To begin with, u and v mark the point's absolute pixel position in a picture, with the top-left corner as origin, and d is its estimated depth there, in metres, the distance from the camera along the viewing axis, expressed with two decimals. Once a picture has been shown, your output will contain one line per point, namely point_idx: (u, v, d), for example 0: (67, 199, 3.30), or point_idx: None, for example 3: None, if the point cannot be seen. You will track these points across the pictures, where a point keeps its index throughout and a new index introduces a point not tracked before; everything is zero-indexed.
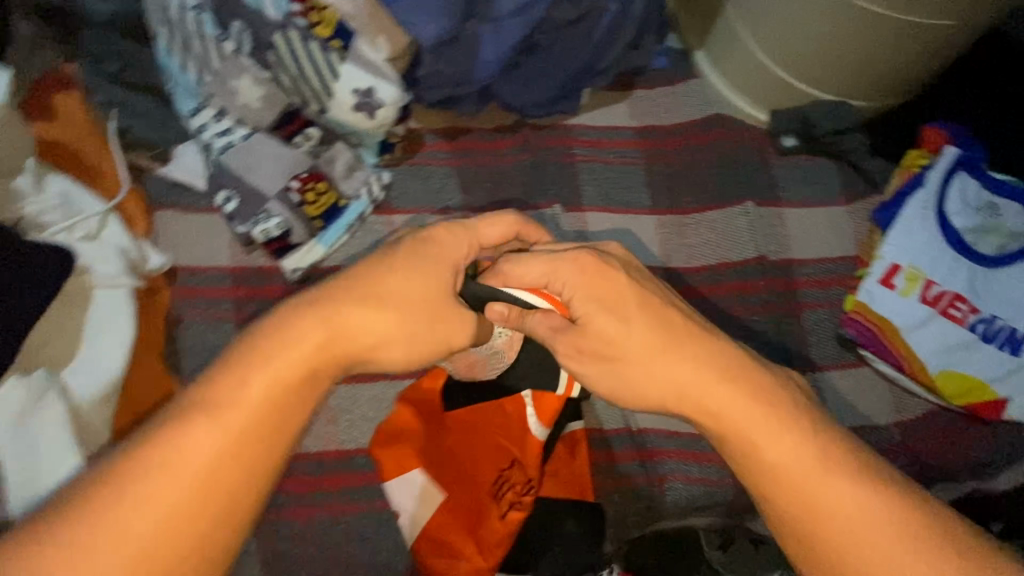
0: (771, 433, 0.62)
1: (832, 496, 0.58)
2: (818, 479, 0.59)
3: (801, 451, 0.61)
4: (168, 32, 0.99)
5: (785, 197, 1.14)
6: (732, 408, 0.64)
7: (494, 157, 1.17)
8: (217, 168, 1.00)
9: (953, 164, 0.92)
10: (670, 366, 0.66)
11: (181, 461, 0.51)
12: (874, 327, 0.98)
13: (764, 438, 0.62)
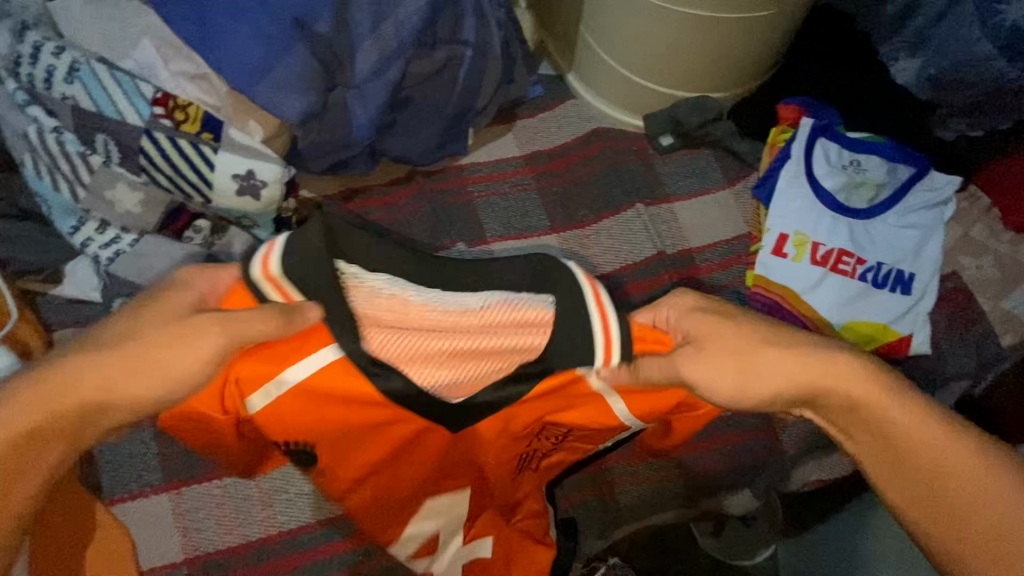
0: (849, 388, 0.58)
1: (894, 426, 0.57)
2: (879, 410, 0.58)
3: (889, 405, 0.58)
4: (32, 158, 0.84)
5: (670, 189, 1.11)
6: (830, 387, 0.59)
7: (391, 211, 1.06)
8: (109, 279, 0.87)
9: (811, 132, 1.05)
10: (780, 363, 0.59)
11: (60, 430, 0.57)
12: (778, 297, 0.99)
13: (847, 392, 0.58)
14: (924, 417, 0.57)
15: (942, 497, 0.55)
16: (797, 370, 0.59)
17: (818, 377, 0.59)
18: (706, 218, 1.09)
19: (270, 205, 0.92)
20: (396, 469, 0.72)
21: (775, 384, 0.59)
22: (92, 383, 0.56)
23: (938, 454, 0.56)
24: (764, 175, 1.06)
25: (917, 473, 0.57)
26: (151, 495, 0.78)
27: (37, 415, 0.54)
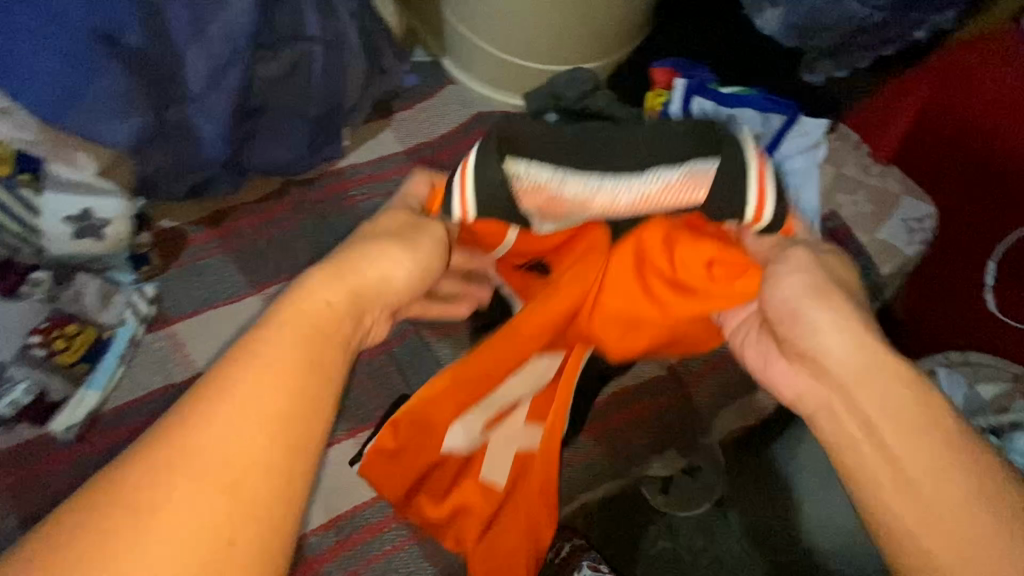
0: (877, 388, 0.53)
1: (904, 441, 0.51)
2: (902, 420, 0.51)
3: (910, 424, 0.51)
4: None
5: None
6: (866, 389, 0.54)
7: (266, 229, 0.98)
8: None
9: (686, 92, 1.05)
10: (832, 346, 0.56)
11: None
12: None
13: (869, 395, 0.53)
14: (926, 414, 0.51)
15: (938, 512, 0.49)
16: (833, 338, 0.56)
17: (855, 343, 0.55)
18: None
19: (118, 243, 0.85)
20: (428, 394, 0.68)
21: (826, 357, 0.56)
22: (246, 442, 0.45)
23: (910, 443, 0.51)
24: None
25: (899, 471, 0.50)
26: None
27: (196, 500, 0.42)
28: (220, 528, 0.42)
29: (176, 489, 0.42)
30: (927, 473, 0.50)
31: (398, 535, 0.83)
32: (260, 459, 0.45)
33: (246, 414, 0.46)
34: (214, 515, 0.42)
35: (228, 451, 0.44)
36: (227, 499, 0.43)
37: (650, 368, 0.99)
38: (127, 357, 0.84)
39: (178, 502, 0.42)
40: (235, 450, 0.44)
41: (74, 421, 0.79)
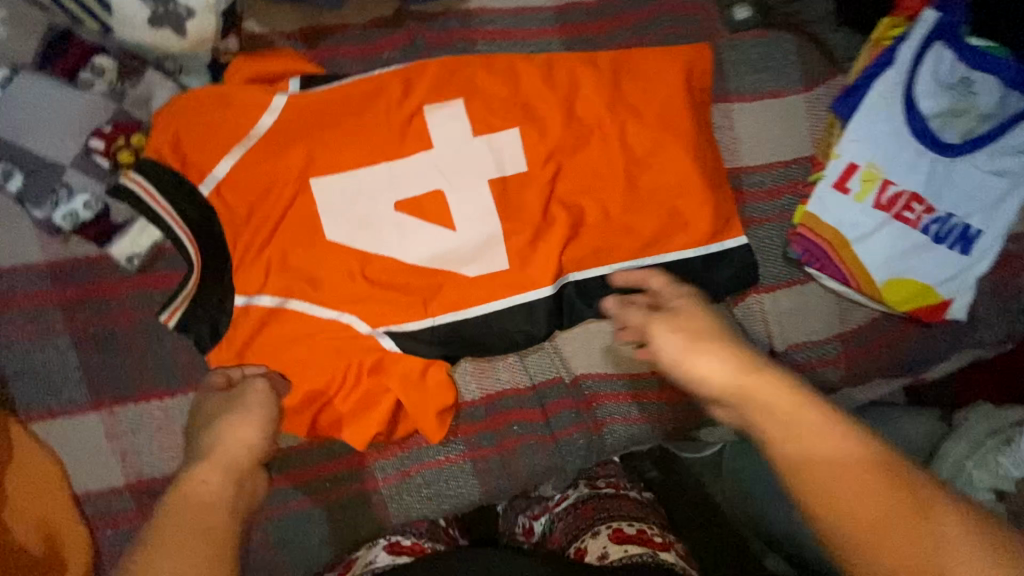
0: (779, 405, 0.50)
1: (829, 444, 0.46)
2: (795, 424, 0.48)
3: (848, 453, 0.45)
4: None
5: (731, 87, 0.86)
6: (797, 413, 0.48)
7: (372, 67, 0.78)
8: None
9: (931, 33, 0.81)
10: (773, 395, 0.50)
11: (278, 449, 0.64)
12: (824, 243, 0.84)
13: (769, 424, 0.50)
14: (833, 421, 0.47)
15: (883, 507, 0.42)
16: (702, 351, 0.55)
17: (790, 437, 0.48)
18: (770, 132, 0.86)
19: (202, 43, 0.67)
20: (565, 171, 0.78)
21: (704, 367, 0.54)
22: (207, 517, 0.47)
23: (816, 433, 0.47)
24: (852, 87, 0.83)
25: (802, 462, 0.46)
26: (79, 414, 0.65)
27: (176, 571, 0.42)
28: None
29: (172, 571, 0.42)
30: (824, 471, 0.45)
31: (450, 449, 0.78)
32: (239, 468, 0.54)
33: (184, 496, 0.49)
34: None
35: (210, 499, 0.50)
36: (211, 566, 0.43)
37: (752, 348, 0.88)
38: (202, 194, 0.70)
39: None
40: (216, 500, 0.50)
41: (141, 251, 0.66)
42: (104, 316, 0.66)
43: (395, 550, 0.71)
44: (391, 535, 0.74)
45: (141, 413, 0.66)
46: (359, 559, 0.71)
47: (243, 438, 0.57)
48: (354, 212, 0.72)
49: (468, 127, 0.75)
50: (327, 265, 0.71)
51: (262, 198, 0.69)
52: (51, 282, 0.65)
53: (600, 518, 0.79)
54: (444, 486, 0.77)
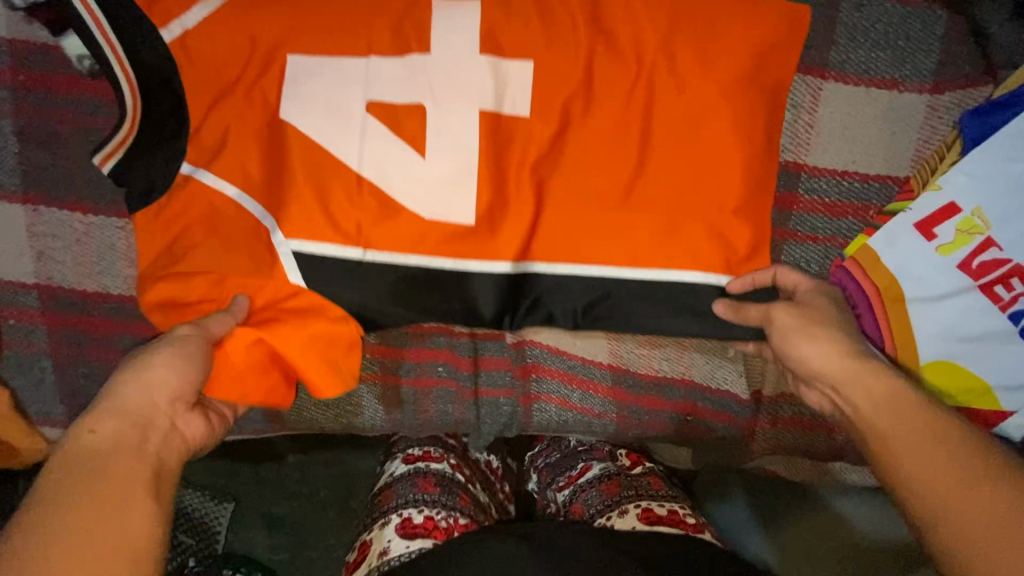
0: (854, 379, 0.54)
1: (919, 421, 0.49)
2: (900, 415, 0.50)
3: (930, 427, 0.48)
4: None
5: (833, 59, 0.65)
6: (876, 394, 0.52)
7: None
8: None
9: None
10: (855, 375, 0.54)
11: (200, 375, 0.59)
12: (871, 289, 0.66)
13: (845, 389, 0.54)
14: (929, 409, 0.50)
15: (955, 475, 0.45)
16: (815, 339, 0.57)
17: (870, 396, 0.53)
18: (859, 132, 0.66)
19: None
20: (574, 130, 0.61)
21: (806, 355, 0.57)
22: (111, 488, 0.45)
23: (907, 414, 0.50)
24: (991, 103, 0.62)
25: (884, 445, 0.50)
26: (4, 202, 0.64)
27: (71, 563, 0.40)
28: (130, 553, 0.43)
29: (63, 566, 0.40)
30: (909, 439, 0.49)
31: (360, 365, 0.73)
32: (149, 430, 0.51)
33: (79, 454, 0.46)
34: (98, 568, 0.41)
35: (127, 467, 0.47)
36: (111, 550, 0.42)
37: (734, 381, 0.75)
38: None
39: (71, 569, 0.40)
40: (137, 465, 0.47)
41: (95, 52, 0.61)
42: (48, 110, 0.63)
43: (407, 530, 0.71)
44: (404, 510, 0.74)
45: (61, 221, 0.64)
46: (374, 542, 0.73)
47: (155, 390, 0.53)
48: (317, 100, 0.60)
49: (475, 40, 0.60)
50: (265, 154, 0.60)
51: (225, 53, 0.60)
52: (6, 58, 0.62)
53: (626, 495, 0.77)
54: (344, 399, 0.74)
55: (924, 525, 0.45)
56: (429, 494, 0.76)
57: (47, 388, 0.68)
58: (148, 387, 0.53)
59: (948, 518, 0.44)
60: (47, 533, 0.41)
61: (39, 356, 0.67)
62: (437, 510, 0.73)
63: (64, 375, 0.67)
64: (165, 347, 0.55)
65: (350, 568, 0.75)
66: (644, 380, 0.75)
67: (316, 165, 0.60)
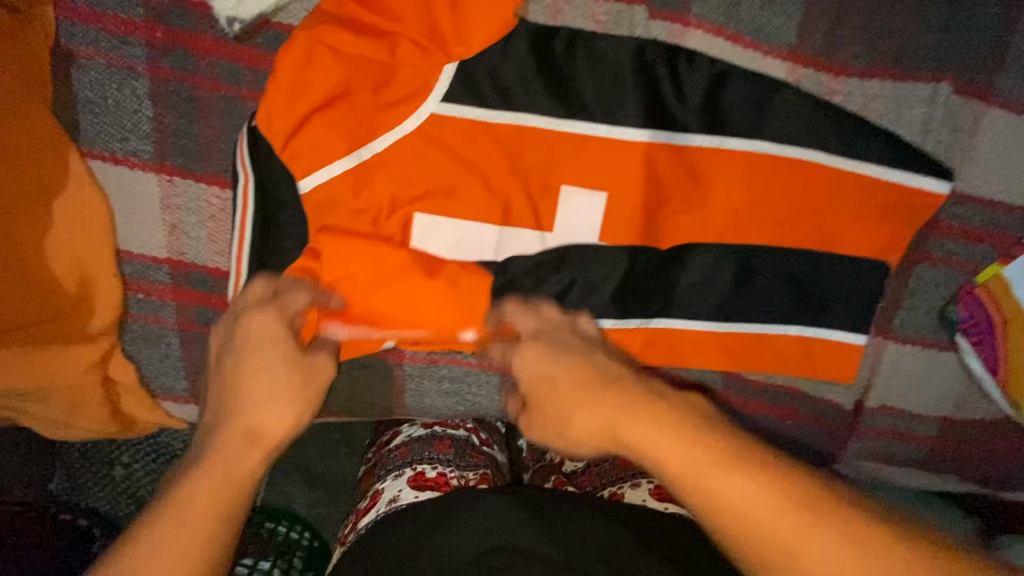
0: (629, 409, 0.48)
1: (699, 458, 0.43)
2: (698, 482, 0.43)
3: (728, 483, 0.42)
4: None
5: (1000, 82, 0.64)
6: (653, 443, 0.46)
7: None
8: None
9: None
10: (646, 429, 0.46)
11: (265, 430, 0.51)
12: (997, 317, 0.68)
13: (623, 423, 0.48)
14: (722, 454, 0.43)
15: (680, 457, 0.44)
16: (585, 400, 0.51)
17: (687, 439, 0.44)
18: (1015, 159, 0.66)
19: None
20: (680, 268, 0.70)
21: (578, 421, 0.51)
22: (192, 537, 0.45)
23: (698, 462, 0.43)
24: None
25: (667, 472, 0.45)
26: (137, 169, 0.60)
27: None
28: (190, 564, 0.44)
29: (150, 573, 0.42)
30: (686, 461, 0.44)
31: (483, 357, 0.73)
32: (246, 498, 0.49)
33: (228, 480, 0.48)
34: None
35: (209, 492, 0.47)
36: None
37: (841, 393, 0.77)
38: None
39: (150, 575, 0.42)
40: (212, 518, 0.46)
41: (244, 18, 0.57)
42: (187, 73, 0.59)
43: (419, 484, 0.67)
44: (418, 464, 0.69)
45: (198, 194, 0.61)
46: (384, 492, 0.68)
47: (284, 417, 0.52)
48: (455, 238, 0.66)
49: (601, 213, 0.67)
50: None
51: (370, 181, 0.62)
52: (143, 11, 0.57)
53: (643, 471, 0.73)
54: (465, 387, 0.74)
55: (719, 533, 0.43)
56: (445, 453, 0.71)
57: (172, 362, 0.66)
58: (285, 437, 0.52)
59: (732, 540, 0.42)
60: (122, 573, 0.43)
61: (165, 327, 0.65)
62: (450, 468, 0.69)
63: (188, 349, 0.65)
64: (260, 320, 0.54)
65: (357, 515, 0.69)
66: (750, 385, 0.79)
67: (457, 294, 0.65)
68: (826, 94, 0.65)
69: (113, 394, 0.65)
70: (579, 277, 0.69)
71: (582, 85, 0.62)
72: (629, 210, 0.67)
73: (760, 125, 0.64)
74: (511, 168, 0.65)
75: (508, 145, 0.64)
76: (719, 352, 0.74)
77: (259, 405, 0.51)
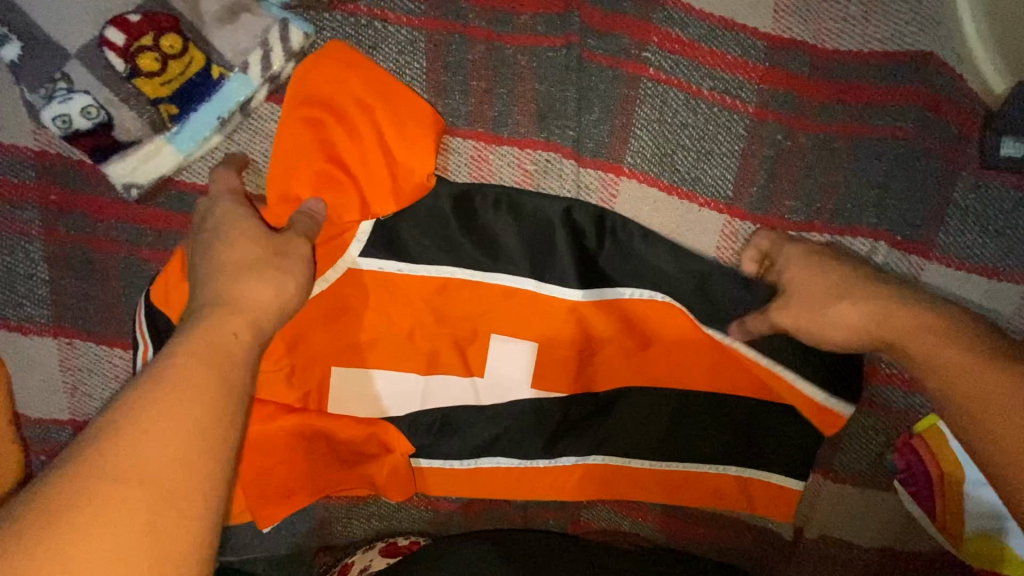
0: (928, 341, 0.48)
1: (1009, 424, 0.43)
2: (994, 404, 0.43)
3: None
4: None
5: (941, 240, 0.62)
6: (931, 349, 0.48)
7: (502, 46, 0.59)
8: None
9: None
10: (915, 330, 0.49)
11: (218, 345, 0.40)
12: (932, 468, 0.67)
13: (908, 340, 0.49)
14: (946, 334, 0.48)
15: (962, 371, 0.46)
16: (823, 271, 0.55)
17: (951, 332, 0.48)
18: None
19: None
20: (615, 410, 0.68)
21: (840, 331, 0.53)
22: (188, 424, 0.35)
23: (931, 349, 0.48)
24: None
25: (947, 380, 0.46)
26: (33, 334, 0.57)
27: (137, 490, 0.32)
28: (182, 479, 0.34)
29: (153, 445, 0.34)
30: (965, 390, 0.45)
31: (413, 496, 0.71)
32: (235, 370, 0.40)
33: (211, 351, 0.39)
34: (180, 475, 0.34)
35: (173, 434, 0.34)
36: (157, 499, 0.33)
37: (778, 523, 0.77)
38: (233, 132, 0.56)
39: (151, 455, 0.33)
40: (210, 394, 0.37)
41: (143, 185, 0.54)
42: (86, 236, 0.56)
43: (392, 554, 0.69)
44: (390, 537, 0.72)
45: (101, 357, 0.58)
46: (355, 563, 0.69)
47: (268, 289, 0.45)
48: (376, 388, 0.63)
49: (530, 361, 0.65)
50: (322, 439, 0.62)
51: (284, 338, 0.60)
52: (37, 174, 0.54)
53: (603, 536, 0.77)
54: (394, 522, 0.73)
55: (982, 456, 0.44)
56: (416, 529, 0.74)
57: None
58: (242, 349, 0.41)
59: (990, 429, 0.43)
60: (98, 462, 0.32)
61: None
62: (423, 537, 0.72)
63: None
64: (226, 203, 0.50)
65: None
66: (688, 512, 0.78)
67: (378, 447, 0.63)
68: None
69: None
70: (509, 422, 0.67)
71: (510, 239, 0.60)
72: (559, 358, 0.65)
73: (695, 279, 0.62)
74: (439, 322, 0.63)
75: (431, 296, 0.61)
76: (660, 493, 0.73)
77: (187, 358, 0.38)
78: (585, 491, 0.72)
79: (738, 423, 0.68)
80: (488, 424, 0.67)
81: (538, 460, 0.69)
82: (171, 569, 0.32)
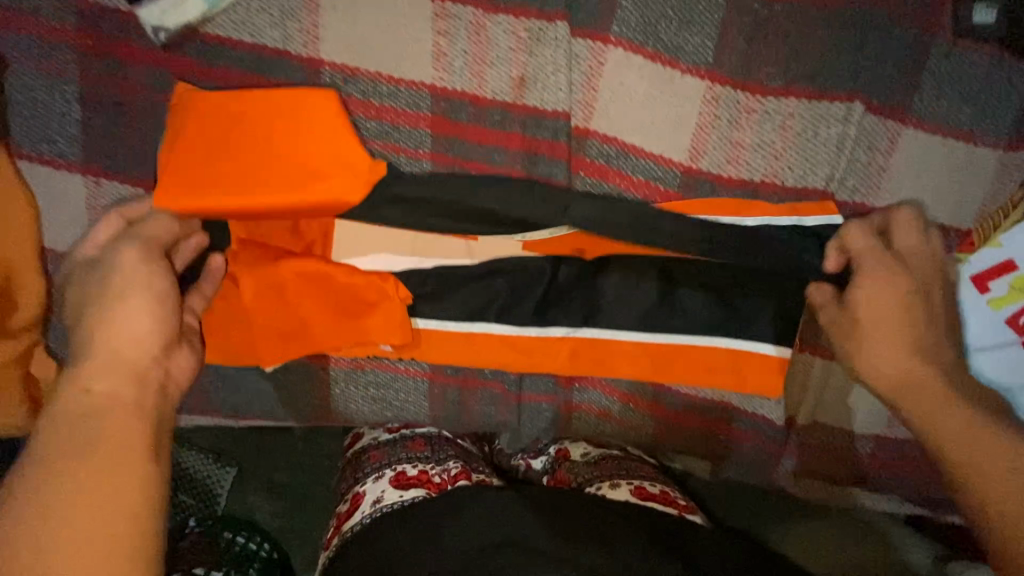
0: (935, 401, 0.58)
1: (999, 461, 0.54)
2: (972, 438, 0.56)
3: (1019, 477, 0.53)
4: None
5: (916, 104, 0.65)
6: (924, 398, 0.59)
7: None
8: None
9: None
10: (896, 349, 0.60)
11: (130, 346, 0.52)
12: None
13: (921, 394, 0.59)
14: (938, 396, 0.59)
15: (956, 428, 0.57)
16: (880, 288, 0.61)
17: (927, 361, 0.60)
18: (931, 179, 0.67)
19: None
20: (605, 277, 0.70)
21: (877, 360, 0.61)
22: (111, 476, 0.46)
23: (928, 405, 0.59)
24: None
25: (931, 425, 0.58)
26: (63, 170, 0.61)
27: (103, 480, 0.46)
28: (128, 469, 0.47)
29: (88, 476, 0.46)
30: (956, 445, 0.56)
31: (410, 363, 0.73)
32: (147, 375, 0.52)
33: (79, 423, 0.48)
34: (111, 473, 0.46)
35: (118, 432, 0.49)
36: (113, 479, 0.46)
37: (771, 410, 0.77)
38: None
39: (106, 486, 0.46)
40: (130, 402, 0.50)
41: (169, 27, 0.59)
42: (116, 79, 0.60)
43: (401, 483, 0.76)
44: (397, 465, 0.79)
45: (123, 196, 0.63)
46: (368, 494, 0.76)
47: (148, 324, 0.53)
48: (379, 242, 0.67)
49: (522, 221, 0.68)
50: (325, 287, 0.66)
51: None
52: (75, 19, 0.59)
53: (617, 471, 0.80)
54: (391, 394, 0.75)
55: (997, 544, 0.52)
56: (422, 452, 0.80)
57: None
58: (145, 354, 0.53)
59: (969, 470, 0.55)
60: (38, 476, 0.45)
61: None
62: (429, 465, 0.79)
63: None
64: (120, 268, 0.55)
65: (339, 519, 0.77)
66: (682, 399, 0.78)
67: (380, 299, 0.66)
68: (742, 112, 0.66)
69: (34, 391, 0.65)
70: (502, 283, 0.70)
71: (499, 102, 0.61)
72: None
73: None
74: (436, 178, 0.66)
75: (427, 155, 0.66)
76: (649, 369, 0.74)
77: (109, 372, 0.51)
78: (576, 365, 0.74)
79: (724, 290, 0.70)
80: (481, 284, 0.69)
81: (529, 328, 0.71)
82: (137, 512, 0.46)
